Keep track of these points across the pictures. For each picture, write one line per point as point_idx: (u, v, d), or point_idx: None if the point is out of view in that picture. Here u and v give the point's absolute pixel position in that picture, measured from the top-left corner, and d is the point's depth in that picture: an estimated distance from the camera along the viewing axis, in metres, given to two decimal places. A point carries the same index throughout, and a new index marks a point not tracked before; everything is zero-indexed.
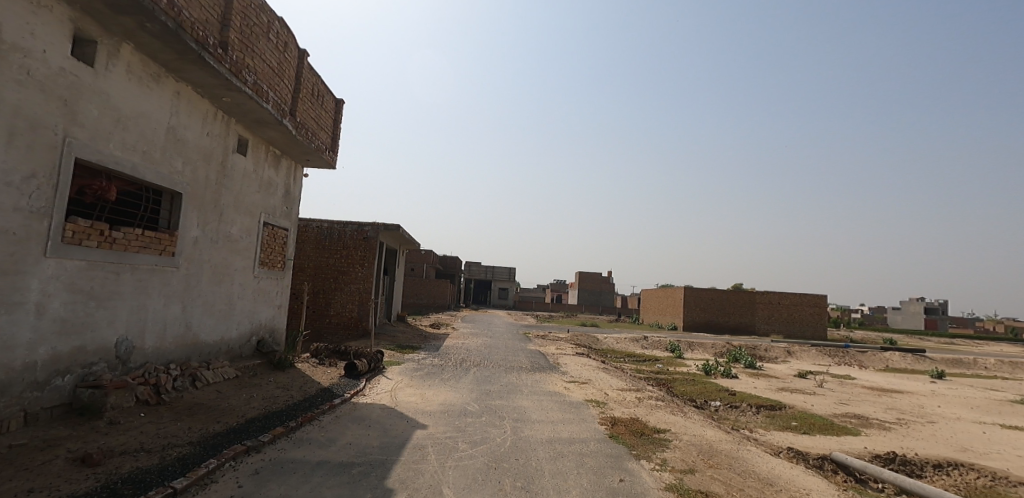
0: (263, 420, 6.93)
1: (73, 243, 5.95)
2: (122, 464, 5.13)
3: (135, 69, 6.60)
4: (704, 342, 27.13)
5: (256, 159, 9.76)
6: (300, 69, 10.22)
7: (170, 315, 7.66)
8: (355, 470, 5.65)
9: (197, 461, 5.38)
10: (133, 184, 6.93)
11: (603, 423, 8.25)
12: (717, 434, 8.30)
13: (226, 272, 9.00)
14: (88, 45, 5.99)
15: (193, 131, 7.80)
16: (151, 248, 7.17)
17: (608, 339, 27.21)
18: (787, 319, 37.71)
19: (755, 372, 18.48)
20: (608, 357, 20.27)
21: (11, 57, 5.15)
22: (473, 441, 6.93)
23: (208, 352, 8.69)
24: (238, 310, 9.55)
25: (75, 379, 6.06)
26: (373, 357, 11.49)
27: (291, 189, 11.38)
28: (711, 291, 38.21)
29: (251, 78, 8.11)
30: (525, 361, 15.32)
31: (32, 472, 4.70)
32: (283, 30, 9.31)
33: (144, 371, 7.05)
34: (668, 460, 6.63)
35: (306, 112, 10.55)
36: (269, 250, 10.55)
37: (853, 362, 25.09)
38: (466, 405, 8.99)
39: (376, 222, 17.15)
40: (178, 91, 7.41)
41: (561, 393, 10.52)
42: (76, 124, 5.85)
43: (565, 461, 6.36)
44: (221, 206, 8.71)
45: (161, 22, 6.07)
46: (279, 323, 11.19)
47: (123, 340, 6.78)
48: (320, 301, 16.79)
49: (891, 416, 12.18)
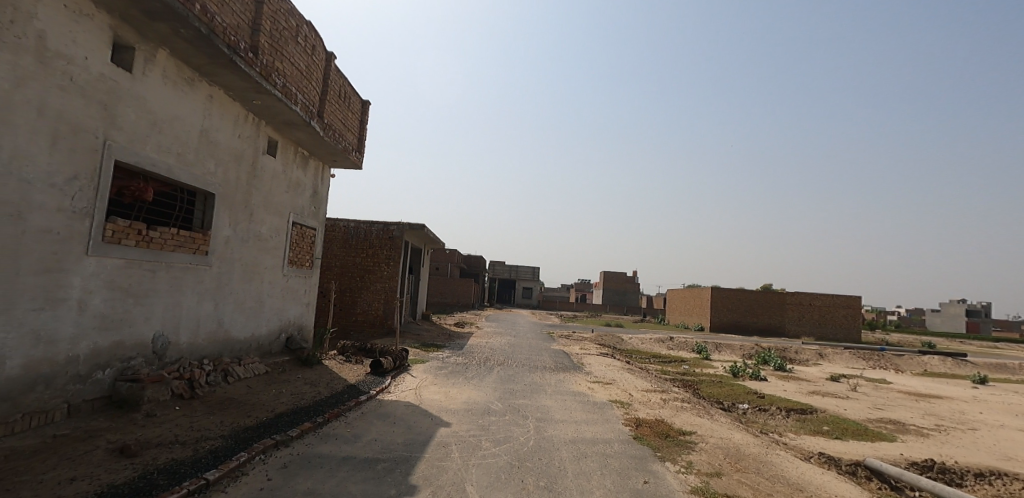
0: (291, 415, 7.09)
1: (112, 241, 6.18)
2: (157, 455, 5.31)
3: (170, 73, 6.82)
4: (731, 343, 26.60)
5: (285, 160, 9.99)
6: (327, 72, 10.41)
7: (203, 312, 7.89)
8: (380, 466, 5.74)
9: (228, 454, 5.54)
10: (168, 185, 7.16)
11: (627, 424, 8.19)
12: (744, 437, 8.15)
13: (256, 270, 9.23)
14: (126, 51, 6.22)
15: (225, 133, 8.03)
16: (186, 247, 7.40)
17: (632, 339, 27.01)
18: (817, 321, 36.87)
19: (785, 375, 18.09)
20: (633, 357, 20.14)
21: (54, 64, 5.36)
22: (496, 439, 6.96)
23: (239, 349, 8.95)
24: (268, 307, 9.78)
25: (114, 372, 6.31)
26: (398, 355, 11.68)
27: (319, 189, 11.60)
28: (739, 292, 37.53)
29: (281, 81, 8.31)
30: (548, 360, 15.29)
31: (74, 461, 4.90)
32: (311, 33, 9.49)
33: (179, 366, 7.30)
34: (693, 463, 6.55)
35: (333, 113, 10.73)
36: (298, 249, 10.79)
37: (888, 365, 24.36)
38: (490, 404, 9.02)
39: (401, 221, 17.32)
40: (211, 95, 7.63)
41: (585, 393, 10.48)
42: (115, 128, 6.06)
43: (589, 461, 6.34)
44: (252, 206, 8.94)
45: (195, 28, 6.25)
46: (307, 321, 11.43)
47: (159, 336, 7.02)
48: (347, 299, 17.09)
49: (928, 422, 11.78)
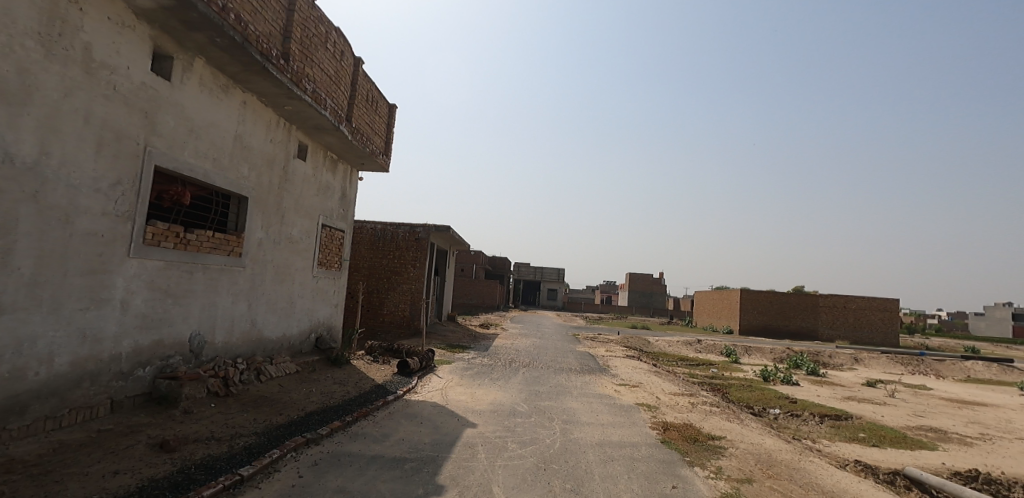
0: (321, 414, 7.24)
1: (152, 244, 6.41)
2: (195, 450, 5.49)
3: (207, 81, 7.05)
4: (762, 347, 26.05)
5: (315, 164, 10.21)
6: (356, 76, 10.59)
7: (237, 312, 8.12)
8: (408, 465, 5.81)
9: (261, 451, 5.69)
10: (204, 189, 7.39)
11: (655, 427, 8.11)
12: (776, 443, 7.98)
13: (288, 271, 9.46)
14: (165, 60, 6.45)
15: (258, 138, 8.26)
16: (221, 249, 7.63)
17: (659, 341, 26.70)
18: (852, 325, 35.84)
19: (818, 380, 17.64)
20: (660, 360, 19.91)
21: (100, 74, 5.59)
22: (523, 441, 6.97)
23: (271, 348, 9.17)
24: (299, 307, 10.00)
25: (154, 370, 6.55)
26: (425, 356, 11.80)
27: (347, 192, 11.81)
28: (770, 294, 36.76)
29: (311, 86, 8.50)
30: (574, 362, 15.24)
31: (117, 455, 5.10)
32: (340, 39, 9.68)
33: (215, 364, 7.52)
34: (723, 468, 6.45)
35: (361, 117, 10.92)
36: (327, 251, 11.01)
37: (928, 371, 23.51)
38: (516, 405, 9.04)
39: (427, 223, 17.50)
40: (244, 101, 7.85)
41: (611, 396, 10.41)
42: (155, 134, 6.30)
43: (616, 464, 6.31)
44: (283, 209, 9.16)
45: (230, 37, 6.45)
46: (336, 321, 11.65)
47: (196, 335, 7.25)
48: (375, 300, 17.34)
49: (971, 431, 11.33)
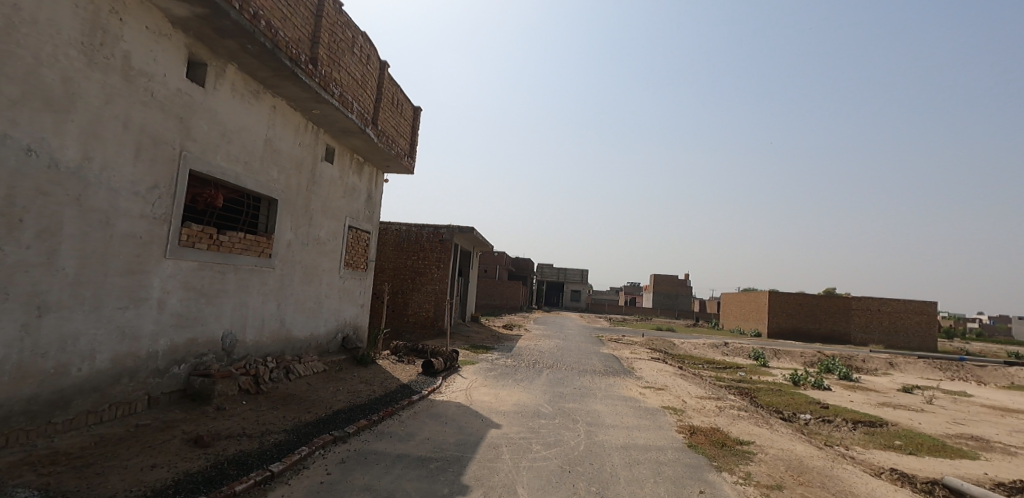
0: (348, 413, 7.36)
1: (187, 245, 6.61)
2: (228, 446, 5.64)
3: (238, 86, 7.24)
4: (791, 350, 25.48)
5: (342, 167, 10.39)
6: (381, 80, 10.73)
7: (267, 312, 8.31)
8: (433, 465, 5.87)
9: (291, 448, 5.81)
10: (236, 191, 7.60)
11: (681, 431, 8.02)
12: (807, 449, 7.81)
13: (315, 272, 9.64)
14: (199, 67, 6.65)
15: (288, 141, 8.45)
16: (252, 250, 7.83)
17: (685, 344, 26.35)
18: (886, 328, 34.80)
19: (851, 385, 17.16)
20: (686, 363, 19.66)
21: (138, 81, 5.80)
22: (547, 442, 6.97)
23: (300, 347, 9.36)
24: (326, 307, 10.19)
25: (188, 367, 6.75)
26: (449, 356, 11.88)
27: (373, 194, 11.98)
28: (800, 297, 35.95)
29: (338, 91, 8.64)
30: (598, 364, 15.15)
31: (155, 449, 5.27)
32: (366, 43, 9.82)
33: (246, 362, 7.72)
34: (752, 474, 6.34)
35: (387, 120, 11.06)
36: (354, 252, 11.18)
37: (968, 377, 22.67)
38: (540, 407, 9.03)
39: (451, 225, 17.63)
40: (274, 105, 8.04)
41: (636, 398, 10.32)
42: (190, 138, 6.49)
43: (641, 468, 6.25)
44: (311, 210, 9.34)
45: (261, 43, 6.62)
46: (362, 321, 11.81)
47: (228, 334, 7.44)
48: (399, 300, 17.53)
49: (1015, 440, 10.88)
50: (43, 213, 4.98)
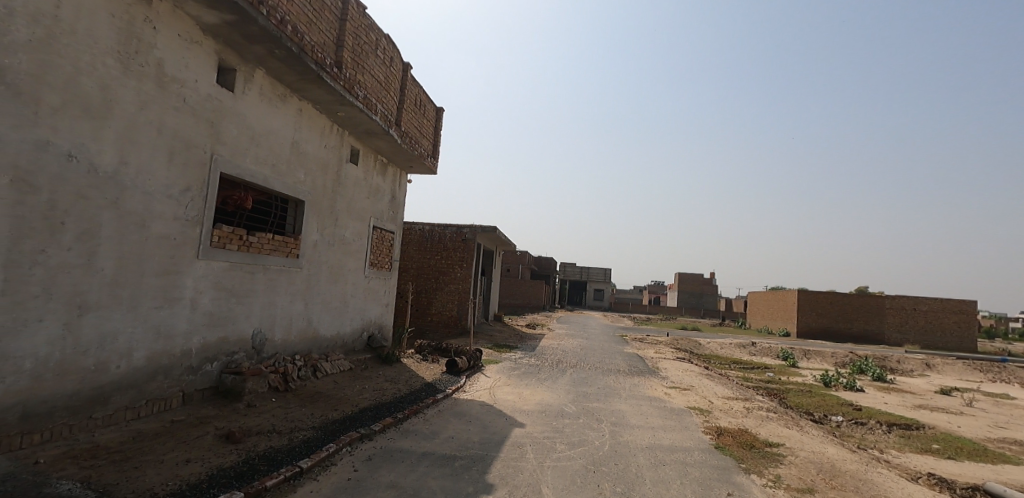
0: (373, 410, 7.45)
1: (218, 246, 6.79)
2: (258, 442, 5.77)
3: (266, 91, 7.39)
4: (822, 350, 24.89)
5: (366, 168, 10.51)
6: (404, 82, 10.83)
7: (295, 311, 8.47)
8: (458, 463, 5.91)
9: (319, 445, 5.92)
10: (264, 193, 7.76)
11: (708, 432, 7.91)
12: (839, 452, 7.62)
13: (341, 272, 9.78)
14: (229, 73, 6.82)
15: (313, 143, 8.59)
16: (280, 250, 7.99)
17: (711, 344, 25.96)
18: (922, 328, 33.72)
19: (885, 386, 16.68)
20: (712, 363, 19.37)
21: (171, 87, 5.97)
22: (571, 442, 6.95)
23: (326, 345, 9.52)
24: (352, 307, 10.33)
25: (220, 365, 6.93)
26: (473, 355, 11.94)
27: (397, 194, 12.10)
28: (830, 295, 35.09)
29: (362, 93, 8.76)
30: (622, 363, 15.03)
31: (189, 445, 5.43)
32: (389, 46, 9.92)
33: (275, 360, 7.89)
34: (782, 477, 6.22)
35: (410, 121, 11.16)
36: (378, 252, 11.32)
37: (1010, 379, 21.82)
38: (564, 406, 9.01)
39: (474, 224, 17.70)
40: (300, 108, 8.19)
41: (661, 399, 10.21)
42: (220, 142, 6.66)
43: (667, 469, 6.19)
44: (336, 211, 9.48)
45: (287, 48, 6.74)
46: (386, 320, 11.95)
47: (258, 333, 7.62)
48: (423, 300, 17.68)
49: None
50: (83, 216, 5.15)
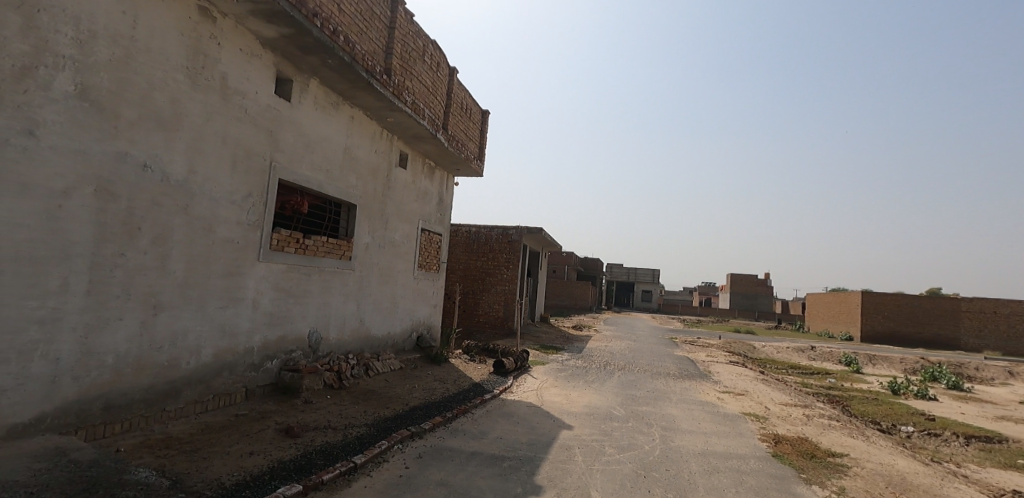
0: (423, 409, 7.62)
1: (277, 248, 7.11)
2: (315, 437, 6.01)
3: (320, 99, 7.69)
4: (889, 356, 23.53)
5: (414, 171, 10.75)
6: (451, 86, 11.01)
7: (348, 311, 8.76)
8: (506, 463, 5.95)
9: (372, 441, 6.10)
10: (319, 198, 8.07)
11: (765, 439, 7.64)
12: (910, 464, 7.19)
13: (391, 273, 10.05)
14: (286, 83, 7.14)
15: (364, 149, 8.87)
16: (334, 253, 8.29)
17: (767, 348, 25.02)
18: (1003, 333, 31.31)
19: (962, 395, 15.59)
20: (767, 367, 18.68)
21: (234, 99, 6.30)
22: (620, 446, 6.88)
23: (378, 345, 9.79)
24: (401, 307, 10.59)
25: (279, 362, 7.26)
26: (520, 356, 11.99)
27: (444, 197, 12.31)
28: (898, 297, 33.13)
29: (410, 98, 8.96)
30: (672, 367, 14.71)
31: (252, 437, 5.72)
32: (436, 51, 10.12)
33: (330, 359, 8.19)
34: (846, 489, 5.93)
35: (456, 125, 11.33)
36: (426, 253, 11.55)
37: None
38: (612, 409, 8.91)
39: (520, 226, 17.77)
40: (352, 115, 8.47)
41: (714, 404, 9.93)
42: (278, 150, 6.98)
43: (721, 477, 6.02)
44: (387, 214, 9.75)
45: (339, 57, 6.99)
46: (434, 321, 12.17)
47: (314, 332, 7.93)
48: (470, 301, 17.89)
49: None
50: (157, 222, 5.51)
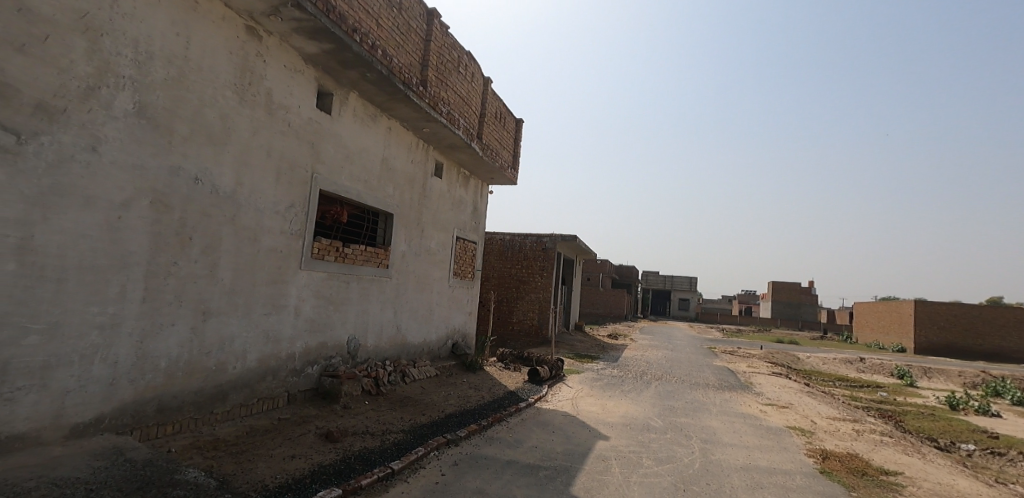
0: (459, 416, 7.66)
1: (318, 257, 7.32)
2: (354, 442, 6.13)
3: (359, 112, 7.90)
4: (946, 369, 22.33)
5: (449, 180, 10.90)
6: (485, 95, 11.13)
7: (385, 318, 8.92)
8: (542, 473, 5.93)
9: (408, 447, 6.18)
10: (357, 208, 8.27)
11: (812, 455, 7.36)
12: (971, 485, 6.80)
13: (427, 281, 10.18)
14: (327, 97, 7.36)
15: (401, 159, 9.05)
16: (371, 261, 8.47)
17: (811, 358, 24.13)
18: None
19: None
20: (812, 379, 18.01)
21: (279, 113, 6.54)
22: (659, 458, 6.75)
23: (414, 352, 9.92)
24: (437, 315, 10.70)
25: (320, 368, 7.44)
26: (555, 364, 11.93)
27: (478, 205, 12.42)
28: (954, 307, 31.45)
29: (446, 109, 9.11)
30: (712, 377, 14.36)
31: (294, 441, 5.87)
32: (471, 62, 10.26)
33: (368, 365, 8.35)
34: None
35: (491, 133, 11.44)
36: (461, 261, 11.65)
37: None
38: (650, 420, 8.76)
39: (554, 233, 17.75)
40: (389, 127, 8.66)
41: (756, 416, 9.64)
42: (320, 161, 7.20)
43: (765, 493, 5.83)
44: (423, 223, 9.90)
45: (377, 71, 7.18)
46: (469, 328, 12.25)
47: (352, 339, 8.10)
48: (505, 309, 17.93)
49: None
50: (207, 232, 5.76)
